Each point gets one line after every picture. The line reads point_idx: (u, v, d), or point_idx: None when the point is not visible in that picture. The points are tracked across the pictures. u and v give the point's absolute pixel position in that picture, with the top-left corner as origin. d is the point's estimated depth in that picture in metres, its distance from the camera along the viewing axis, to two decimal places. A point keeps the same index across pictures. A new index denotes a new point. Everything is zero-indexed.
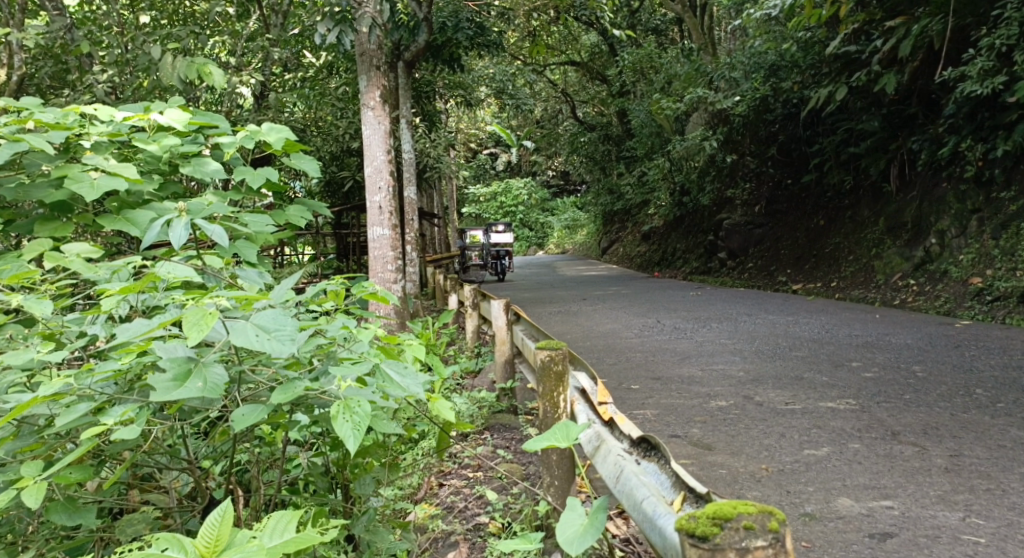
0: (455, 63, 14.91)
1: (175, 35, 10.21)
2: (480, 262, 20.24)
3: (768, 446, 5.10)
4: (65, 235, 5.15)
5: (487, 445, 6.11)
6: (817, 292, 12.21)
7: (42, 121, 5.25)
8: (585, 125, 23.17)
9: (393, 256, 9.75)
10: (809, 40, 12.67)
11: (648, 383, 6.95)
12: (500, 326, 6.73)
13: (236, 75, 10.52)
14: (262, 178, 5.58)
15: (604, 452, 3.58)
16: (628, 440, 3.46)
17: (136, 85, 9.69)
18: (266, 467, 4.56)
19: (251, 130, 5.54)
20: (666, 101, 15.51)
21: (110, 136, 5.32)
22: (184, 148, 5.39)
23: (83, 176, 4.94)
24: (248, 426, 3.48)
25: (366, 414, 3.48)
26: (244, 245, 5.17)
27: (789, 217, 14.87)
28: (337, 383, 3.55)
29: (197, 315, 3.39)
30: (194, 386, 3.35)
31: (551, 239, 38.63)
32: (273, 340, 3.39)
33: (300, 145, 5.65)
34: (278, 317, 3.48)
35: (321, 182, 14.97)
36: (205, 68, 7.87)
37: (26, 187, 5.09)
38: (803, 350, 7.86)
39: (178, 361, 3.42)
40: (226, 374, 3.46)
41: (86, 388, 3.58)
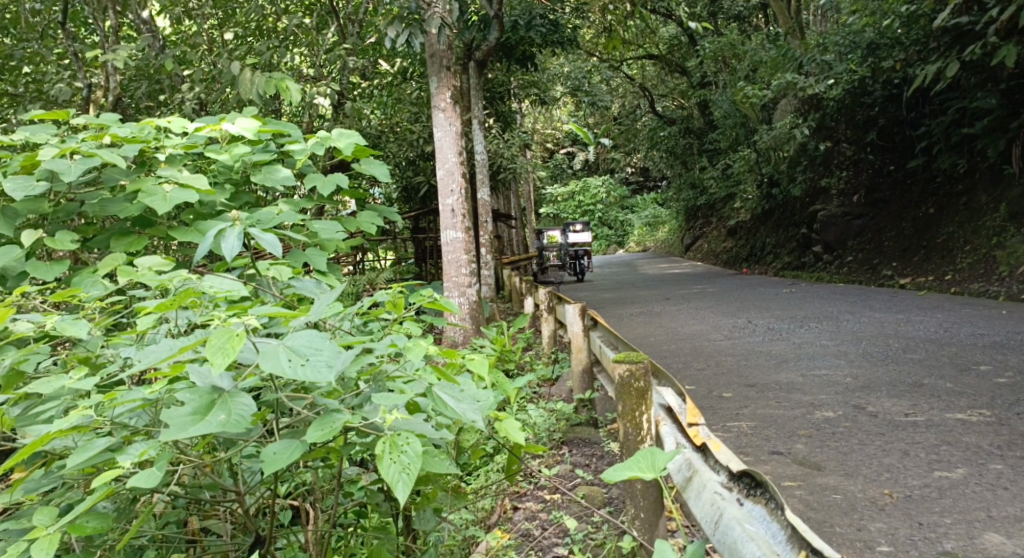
0: (527, 61, 14.42)
1: (255, 49, 9.98)
2: (558, 262, 19.71)
3: (889, 466, 4.46)
4: (141, 249, 4.77)
5: (565, 464, 5.59)
6: (929, 285, 11.32)
7: (118, 136, 4.90)
8: (665, 119, 22.44)
9: (468, 259, 9.25)
10: (914, 15, 11.75)
11: (742, 391, 6.32)
12: (575, 332, 6.20)
13: (312, 85, 10.22)
14: (332, 186, 5.18)
15: (698, 486, 3.06)
16: (727, 474, 2.94)
17: (219, 100, 9.48)
18: (325, 492, 4.00)
19: (320, 135, 5.20)
20: (752, 89, 14.73)
21: (184, 147, 5.00)
22: (255, 156, 5.05)
23: (156, 189, 4.61)
24: (280, 468, 3.05)
25: (415, 453, 3.03)
26: (313, 253, 4.86)
27: (893, 206, 13.97)
28: (382, 414, 3.10)
29: (222, 337, 2.95)
30: (216, 420, 2.92)
31: (632, 236, 37.90)
32: (309, 365, 2.93)
33: (367, 149, 5.27)
34: (315, 337, 3.03)
35: (397, 187, 14.62)
36: (282, 82, 7.63)
37: (103, 201, 4.75)
38: (919, 352, 7.12)
39: (200, 392, 3.01)
40: (254, 404, 3.03)
41: (107, 421, 3.20)
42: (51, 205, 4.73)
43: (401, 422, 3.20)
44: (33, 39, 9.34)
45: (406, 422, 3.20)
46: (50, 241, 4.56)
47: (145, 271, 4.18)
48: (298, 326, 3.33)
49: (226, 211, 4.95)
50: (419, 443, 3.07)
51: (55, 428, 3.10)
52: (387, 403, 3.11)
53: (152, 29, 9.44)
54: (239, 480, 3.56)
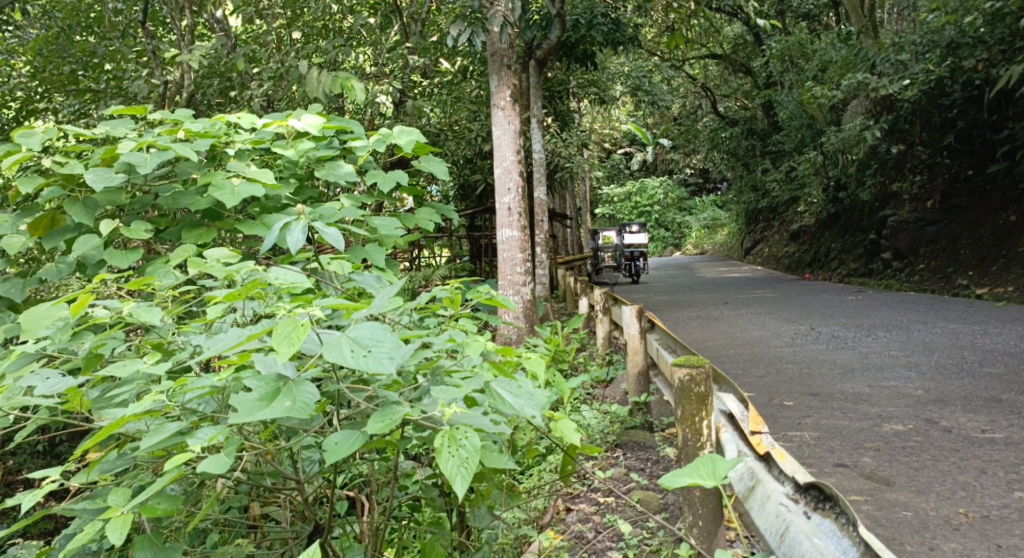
0: (589, 60, 14.37)
1: (321, 48, 10.09)
2: (614, 263, 19.60)
3: (964, 484, 4.45)
4: (210, 241, 4.84)
5: (620, 468, 5.56)
6: (1009, 295, 11.02)
7: (191, 130, 4.98)
8: (727, 120, 22.15)
9: (524, 258, 9.24)
10: (999, 12, 11.42)
11: (805, 400, 6.21)
12: (632, 335, 6.15)
13: (375, 83, 10.31)
14: (392, 182, 5.21)
15: (762, 496, 3.01)
16: (794, 485, 2.90)
17: (287, 98, 9.58)
18: (381, 484, 4.02)
19: (382, 133, 5.24)
20: (820, 89, 14.44)
21: (253, 143, 5.08)
22: (319, 152, 5.11)
23: (224, 183, 4.65)
24: (341, 458, 3.05)
25: (473, 447, 3.01)
26: (372, 249, 4.89)
27: (968, 214, 13.63)
28: (440, 407, 3.09)
29: (288, 326, 2.98)
30: (281, 406, 2.94)
31: (689, 238, 37.51)
32: (371, 356, 2.94)
33: (429, 147, 5.29)
34: (377, 329, 3.04)
35: (456, 185, 14.64)
36: (348, 81, 7.72)
37: (176, 194, 4.83)
38: (996, 366, 6.96)
39: (266, 379, 3.03)
40: (318, 393, 3.04)
41: (178, 407, 3.25)
42: (126, 196, 4.81)
43: (460, 417, 3.18)
44: (110, 36, 9.51)
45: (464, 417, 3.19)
46: (124, 230, 4.61)
47: (214, 262, 4.17)
48: (359, 319, 3.34)
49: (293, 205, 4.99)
50: (477, 438, 3.05)
51: (130, 411, 3.14)
52: (445, 396, 3.09)
53: (225, 28, 9.59)
54: (300, 469, 3.56)
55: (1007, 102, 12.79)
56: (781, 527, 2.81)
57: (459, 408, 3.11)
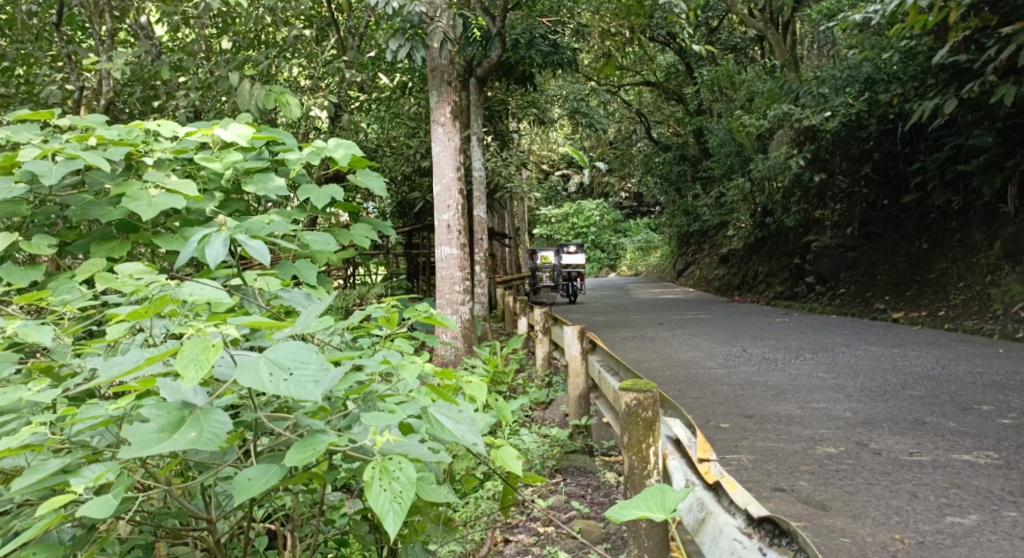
0: (528, 80, 14.35)
1: (254, 58, 9.86)
2: (551, 283, 19.55)
3: (898, 509, 4.39)
4: (123, 255, 4.63)
5: (560, 495, 5.43)
6: (922, 320, 11.21)
7: (104, 138, 4.77)
8: (660, 145, 22.37)
9: (461, 276, 9.10)
10: (913, 50, 11.75)
11: (740, 422, 6.17)
12: (574, 355, 6.02)
13: (311, 97, 10.15)
14: (326, 198, 5.04)
15: (713, 529, 2.94)
16: (747, 517, 2.84)
17: (214, 108, 9.36)
18: (306, 518, 3.84)
19: (316, 145, 5.06)
20: (749, 117, 14.66)
21: (174, 152, 4.92)
22: (248, 163, 4.91)
23: (141, 194, 4.44)
24: (254, 494, 2.87)
25: (408, 480, 2.85)
26: (303, 265, 4.70)
27: (885, 240, 13.92)
28: (372, 436, 2.92)
29: (197, 347, 2.78)
30: (185, 438, 2.74)
31: (623, 261, 37.80)
32: (292, 381, 2.75)
33: (366, 161, 5.11)
34: (299, 350, 2.85)
35: (392, 202, 14.47)
36: (281, 95, 7.54)
37: (85, 205, 4.59)
38: (918, 389, 7.02)
39: (169, 408, 2.83)
40: (230, 421, 2.85)
41: (68, 439, 3.03)
42: (28, 206, 4.59)
43: (394, 446, 3.02)
44: (26, 41, 9.18)
45: (397, 446, 3.03)
46: (24, 244, 4.37)
47: (123, 278, 3.99)
48: (281, 339, 3.14)
49: (216, 218, 4.81)
50: (412, 469, 2.89)
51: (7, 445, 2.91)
52: (376, 424, 2.92)
53: (149, 35, 9.33)
54: (211, 505, 3.37)
55: (919, 137, 13.07)
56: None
57: (392, 435, 2.94)
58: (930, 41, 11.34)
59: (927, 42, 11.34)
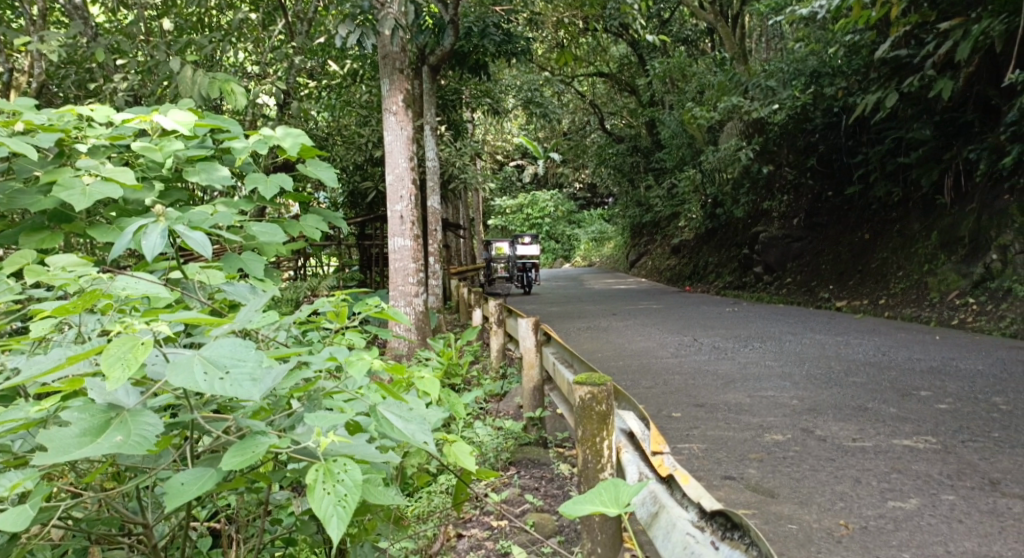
0: (481, 70, 14.35)
1: (200, 45, 9.71)
2: (505, 274, 19.60)
3: (842, 495, 4.51)
4: (53, 246, 4.59)
5: (514, 487, 5.49)
6: (865, 309, 11.46)
7: (33, 123, 4.74)
8: (613, 136, 22.50)
9: (415, 268, 9.09)
10: (856, 44, 11.96)
11: (691, 411, 6.27)
12: (529, 347, 6.07)
13: (258, 85, 10.04)
14: (275, 187, 5.01)
15: (666, 523, 3.02)
16: (698, 510, 2.93)
17: (156, 95, 9.22)
18: (253, 518, 3.86)
19: (263, 133, 5.03)
20: (699, 109, 14.83)
21: (110, 139, 4.88)
22: (189, 152, 4.87)
23: (73, 182, 4.44)
24: (188, 498, 2.88)
25: (353, 482, 2.87)
26: (251, 257, 4.67)
27: (830, 230, 14.20)
28: (316, 437, 2.94)
29: (124, 346, 2.79)
30: (110, 442, 2.76)
31: (577, 251, 37.98)
32: (229, 379, 2.76)
33: (314, 149, 5.10)
34: (236, 347, 2.86)
35: (344, 192, 14.38)
36: (227, 84, 7.46)
37: (13, 193, 4.55)
38: (860, 376, 7.20)
39: (95, 411, 2.84)
40: (159, 423, 2.86)
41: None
42: None
43: (340, 446, 3.04)
44: None
45: (344, 447, 3.05)
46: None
47: (56, 270, 3.96)
48: (221, 336, 3.14)
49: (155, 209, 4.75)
50: (358, 470, 2.92)
51: None
52: (321, 425, 2.94)
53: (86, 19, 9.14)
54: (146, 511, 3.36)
55: (861, 130, 13.30)
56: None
57: (337, 436, 2.96)
58: (871, 36, 11.56)
59: (869, 36, 11.55)
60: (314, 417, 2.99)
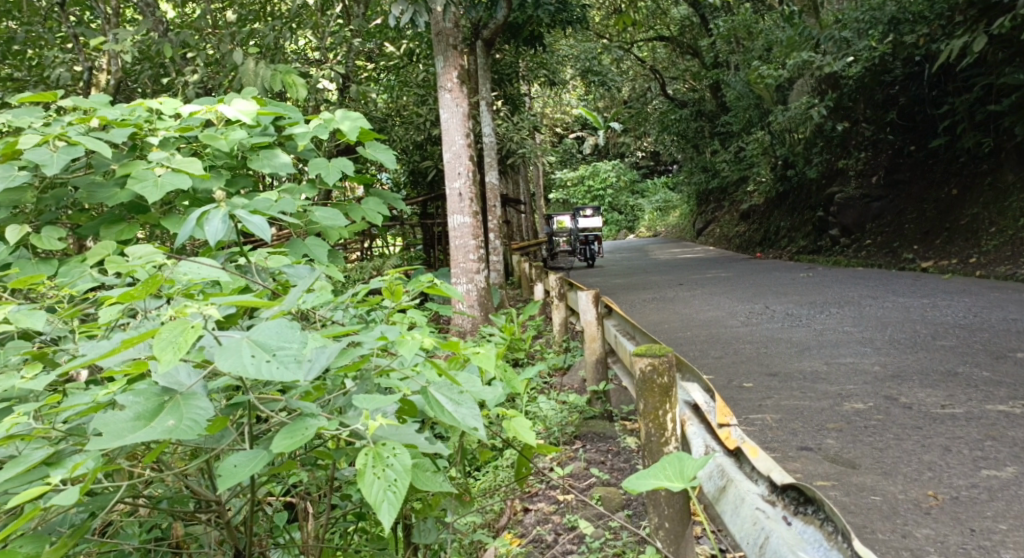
0: (537, 42, 14.11)
1: (261, 33, 9.70)
2: (570, 247, 19.41)
3: (930, 464, 4.25)
4: (132, 238, 4.61)
5: (580, 460, 5.34)
6: (951, 268, 10.98)
7: (107, 119, 4.72)
8: (676, 102, 22.01)
9: (476, 244, 8.96)
10: None
11: (764, 380, 6.02)
12: (589, 320, 5.90)
13: (318, 68, 10.00)
14: (337, 171, 4.95)
15: (734, 498, 2.84)
16: (768, 484, 2.74)
17: (224, 84, 9.24)
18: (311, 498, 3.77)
19: (323, 117, 4.98)
20: (767, 68, 14.36)
21: (180, 131, 4.83)
22: (253, 140, 4.83)
23: (146, 174, 4.41)
24: (240, 479, 2.78)
25: (402, 467, 2.74)
26: (314, 243, 4.61)
27: (911, 188, 13.71)
28: (364, 420, 2.82)
29: (176, 330, 2.68)
30: (162, 426, 2.63)
31: (642, 222, 37.52)
32: (275, 362, 2.64)
33: (372, 132, 5.05)
34: (282, 330, 2.74)
35: (406, 171, 14.31)
36: (287, 76, 7.41)
37: (91, 187, 4.57)
38: (948, 338, 6.86)
39: (149, 394, 2.72)
40: (210, 406, 2.73)
41: (56, 428, 2.93)
42: (34, 192, 4.60)
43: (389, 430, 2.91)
44: (31, 21, 9.07)
45: (392, 431, 2.91)
46: (33, 238, 4.41)
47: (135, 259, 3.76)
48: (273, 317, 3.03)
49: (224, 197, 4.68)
50: (407, 454, 2.79)
51: None
52: (368, 407, 2.81)
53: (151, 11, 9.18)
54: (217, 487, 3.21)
55: (947, 78, 12.78)
56: (758, 536, 2.62)
57: (386, 419, 2.84)
58: None
59: None
60: (362, 399, 2.86)
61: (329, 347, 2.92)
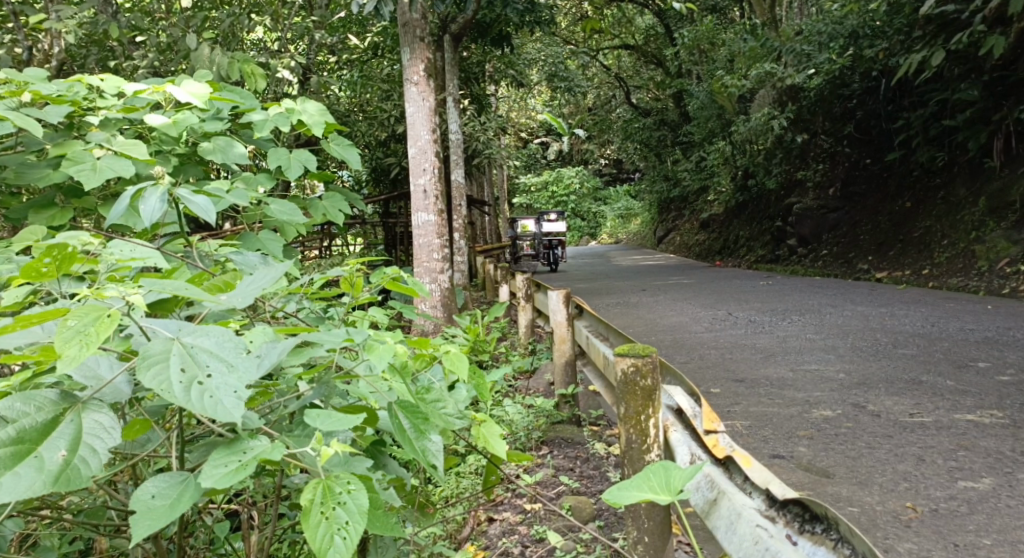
0: (503, 42, 13.94)
1: (219, 21, 9.42)
2: (532, 251, 19.30)
3: (905, 474, 4.17)
4: (64, 223, 4.42)
5: (547, 468, 5.22)
6: (907, 279, 11.03)
7: (41, 94, 4.50)
8: (640, 110, 22.02)
9: (439, 244, 8.79)
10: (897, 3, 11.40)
11: (731, 386, 5.93)
12: (559, 321, 5.78)
13: (278, 59, 9.75)
14: (297, 166, 4.75)
15: (728, 513, 2.76)
16: (763, 497, 2.68)
17: (179, 72, 8.97)
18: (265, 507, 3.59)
19: (284, 106, 4.80)
20: (730, 78, 14.40)
21: (123, 111, 4.64)
22: (207, 126, 4.67)
23: (84, 156, 4.21)
24: (161, 511, 2.46)
25: (356, 508, 2.53)
26: (269, 236, 4.48)
27: (868, 199, 13.79)
28: (318, 447, 2.56)
29: (88, 317, 2.40)
30: (51, 458, 2.34)
31: (604, 228, 37.56)
32: (208, 387, 2.36)
33: (338, 128, 4.90)
34: (224, 344, 2.45)
35: (367, 168, 14.09)
36: (247, 65, 7.19)
37: (20, 166, 4.35)
38: (911, 347, 6.82)
39: (43, 406, 2.41)
40: (114, 425, 2.45)
41: None
42: None
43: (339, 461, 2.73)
44: None
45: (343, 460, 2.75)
46: None
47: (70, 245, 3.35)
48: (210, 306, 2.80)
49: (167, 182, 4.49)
50: (363, 491, 2.57)
51: None
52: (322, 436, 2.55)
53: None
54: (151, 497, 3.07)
55: (903, 93, 12.85)
56: (761, 555, 2.52)
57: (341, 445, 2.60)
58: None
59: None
60: (320, 420, 2.62)
61: (281, 342, 2.74)
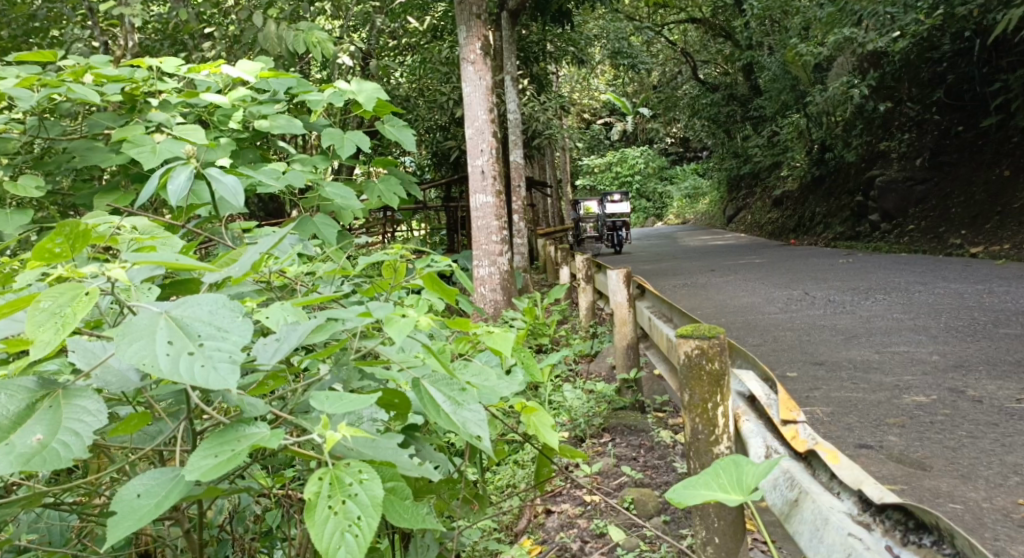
0: (566, 17, 13.53)
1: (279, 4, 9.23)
2: (596, 233, 18.88)
3: (1019, 467, 3.72)
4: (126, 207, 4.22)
5: (608, 456, 4.90)
6: (1004, 254, 10.34)
7: (102, 75, 4.33)
8: (707, 85, 21.33)
9: (498, 226, 8.47)
10: None
11: (810, 370, 5.51)
12: (620, 303, 5.43)
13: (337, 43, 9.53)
14: (350, 146, 4.43)
15: (812, 517, 2.39)
16: (856, 501, 2.31)
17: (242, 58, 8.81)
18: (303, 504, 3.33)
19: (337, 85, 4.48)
20: (805, 46, 13.76)
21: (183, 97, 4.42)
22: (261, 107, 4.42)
23: (145, 139, 3.94)
24: (144, 512, 2.13)
25: (369, 500, 2.13)
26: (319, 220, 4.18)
27: (959, 170, 13.07)
28: (324, 431, 2.21)
29: (63, 296, 2.10)
30: (24, 444, 2.03)
31: (671, 209, 36.83)
32: (200, 356, 2.03)
33: (391, 107, 4.56)
34: (218, 312, 2.13)
35: (428, 152, 13.85)
36: (312, 37, 6.95)
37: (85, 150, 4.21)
38: (1012, 326, 6.28)
39: (18, 391, 2.11)
40: (100, 410, 2.14)
41: None
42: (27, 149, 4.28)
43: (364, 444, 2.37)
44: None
45: (366, 444, 2.40)
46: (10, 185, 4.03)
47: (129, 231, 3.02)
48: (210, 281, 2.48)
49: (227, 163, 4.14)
50: (378, 481, 2.17)
51: None
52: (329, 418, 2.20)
53: None
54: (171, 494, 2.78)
55: (999, 54, 12.18)
56: None
57: (351, 429, 2.24)
58: None
59: None
60: (328, 403, 2.28)
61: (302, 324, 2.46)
